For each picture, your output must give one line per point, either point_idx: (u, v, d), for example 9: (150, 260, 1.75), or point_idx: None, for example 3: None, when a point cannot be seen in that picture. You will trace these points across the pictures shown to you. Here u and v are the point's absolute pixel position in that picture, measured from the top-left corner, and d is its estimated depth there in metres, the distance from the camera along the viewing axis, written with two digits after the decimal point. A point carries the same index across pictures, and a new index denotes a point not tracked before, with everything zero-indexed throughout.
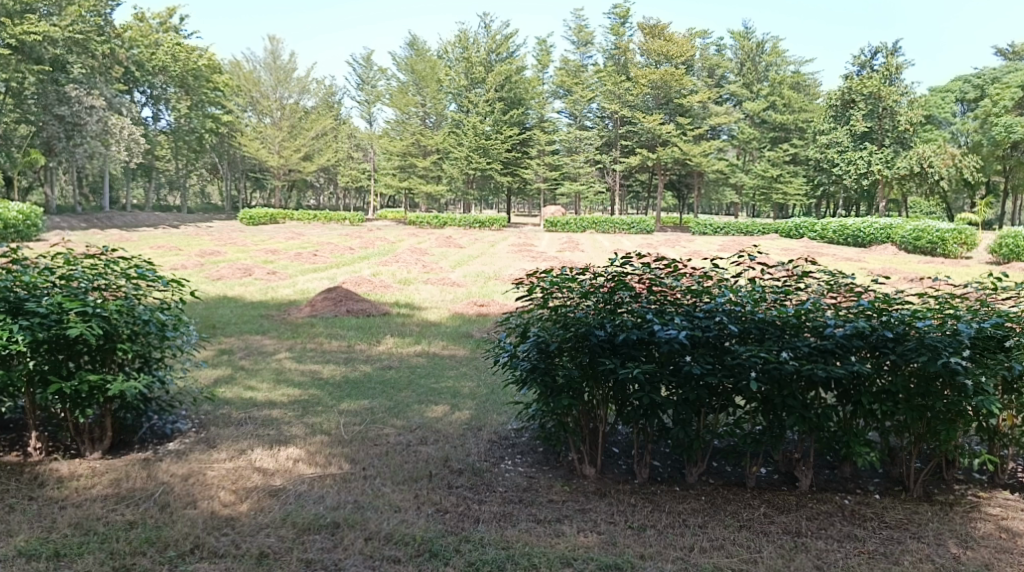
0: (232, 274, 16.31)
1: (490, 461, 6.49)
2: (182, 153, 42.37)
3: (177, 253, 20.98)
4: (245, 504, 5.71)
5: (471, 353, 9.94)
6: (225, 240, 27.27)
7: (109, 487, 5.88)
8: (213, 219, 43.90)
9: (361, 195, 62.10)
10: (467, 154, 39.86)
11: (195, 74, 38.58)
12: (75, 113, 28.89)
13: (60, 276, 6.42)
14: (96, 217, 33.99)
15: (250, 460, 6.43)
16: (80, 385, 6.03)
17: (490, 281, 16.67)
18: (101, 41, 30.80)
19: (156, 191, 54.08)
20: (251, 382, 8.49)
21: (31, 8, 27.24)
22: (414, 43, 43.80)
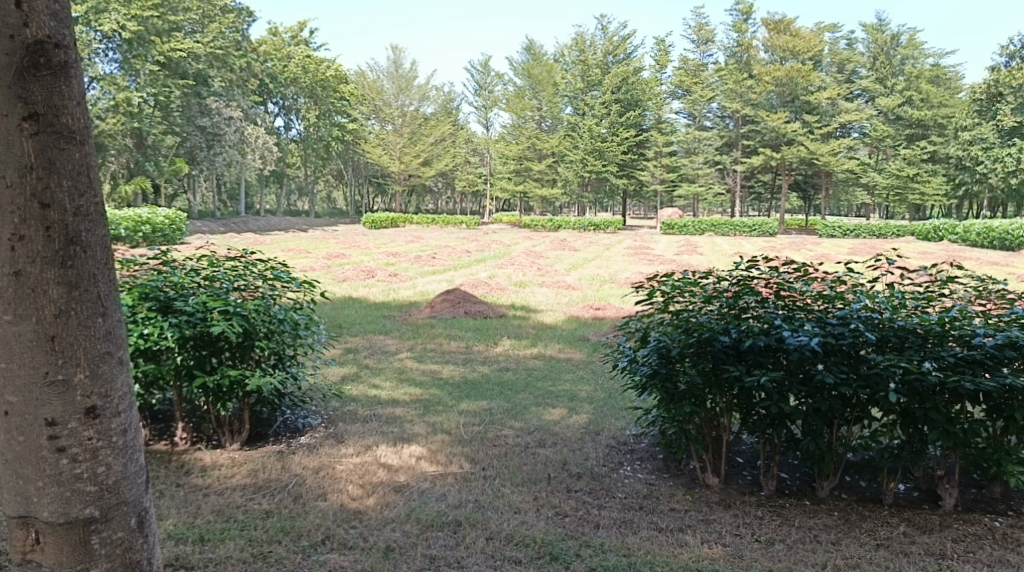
0: (355, 276, 16.86)
1: (609, 466, 6.47)
2: (311, 161, 44.12)
3: (305, 255, 21.88)
4: (371, 498, 5.89)
5: (587, 357, 9.93)
6: (349, 244, 28.24)
7: (248, 477, 6.19)
8: (338, 223, 45.56)
9: (478, 198, 63.12)
10: (582, 157, 40.07)
11: (323, 84, 40.06)
12: (216, 124, 30.63)
13: (205, 277, 6.81)
14: (233, 222, 35.75)
15: (376, 456, 6.63)
16: (220, 379, 6.35)
17: (607, 285, 16.60)
18: (239, 55, 32.80)
19: (286, 197, 56.52)
20: (376, 380, 8.75)
21: (177, 27, 29.27)
22: (531, 48, 44.06)
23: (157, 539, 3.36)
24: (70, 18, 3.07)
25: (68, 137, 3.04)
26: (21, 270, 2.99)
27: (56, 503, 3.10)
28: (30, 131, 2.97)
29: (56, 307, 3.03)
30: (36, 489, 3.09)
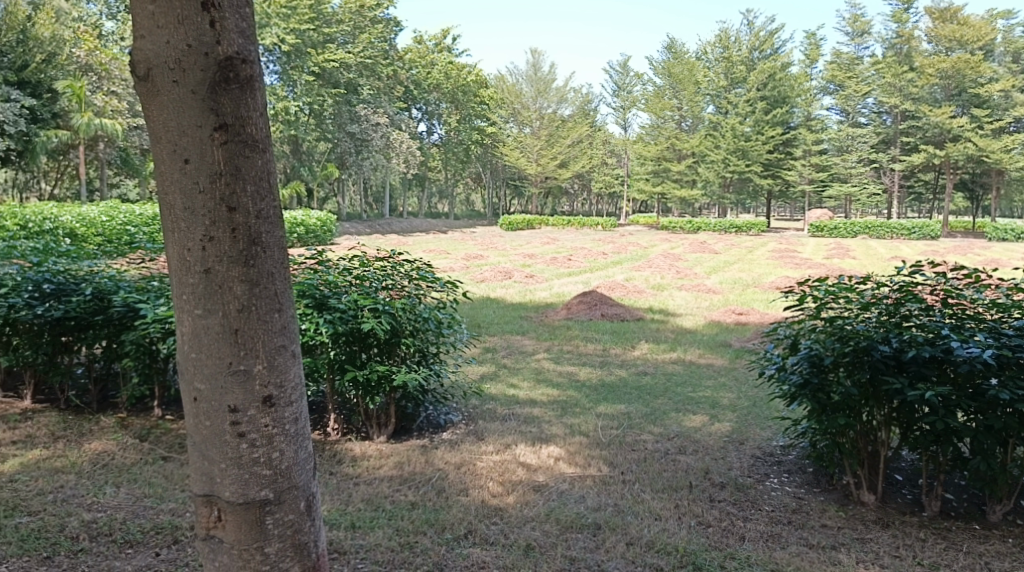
0: (493, 277, 17.14)
1: (755, 477, 6.31)
2: (451, 164, 45.21)
3: (445, 256, 22.43)
4: (512, 496, 5.99)
5: (730, 363, 9.71)
6: (487, 244, 28.73)
7: (394, 469, 6.43)
8: (476, 225, 46.43)
9: (616, 200, 62.81)
10: (724, 157, 39.44)
11: (464, 89, 40.80)
12: (364, 130, 31.88)
13: (356, 277, 7.12)
14: (378, 223, 37.11)
15: (515, 454, 6.74)
16: (370, 373, 6.63)
17: (750, 289, 16.15)
18: (386, 63, 33.92)
19: (427, 198, 58.11)
20: (514, 380, 8.89)
21: (331, 38, 30.68)
22: (672, 47, 43.27)
23: (325, 534, 3.46)
24: (258, 35, 3.20)
25: (252, 145, 3.16)
26: (210, 269, 3.14)
27: (235, 485, 3.24)
28: (220, 140, 3.11)
29: (239, 303, 3.17)
30: (219, 470, 3.24)
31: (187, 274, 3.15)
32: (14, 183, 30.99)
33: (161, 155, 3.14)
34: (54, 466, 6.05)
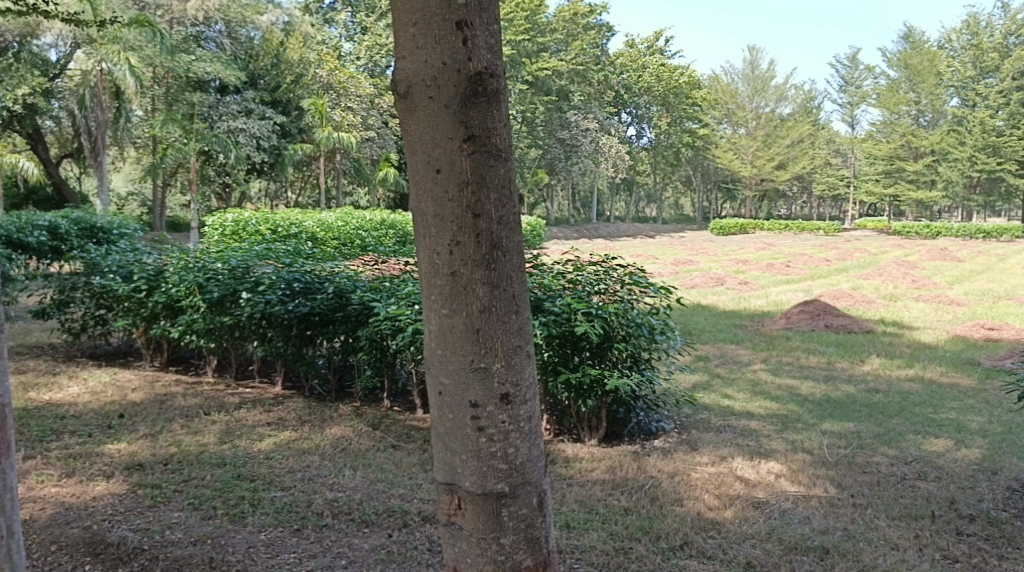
0: (705, 283, 16.81)
1: (1010, 513, 5.77)
2: (661, 167, 44.86)
3: (655, 261, 22.25)
4: (730, 510, 5.86)
5: (978, 384, 8.91)
6: (699, 249, 28.19)
7: (607, 473, 6.47)
8: (686, 229, 45.70)
9: (838, 203, 59.49)
10: (970, 155, 36.27)
11: (675, 91, 39.94)
12: (574, 136, 32.39)
13: (570, 280, 7.25)
14: (589, 228, 37.51)
15: (732, 468, 6.57)
16: (583, 376, 6.69)
17: (1002, 302, 14.69)
18: (597, 69, 34.18)
19: (636, 202, 57.97)
20: (729, 390, 8.66)
21: (544, 47, 31.72)
22: (909, 36, 40.41)
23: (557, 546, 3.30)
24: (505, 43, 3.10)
25: (498, 152, 3.06)
26: (456, 271, 3.05)
27: (475, 475, 3.13)
28: (468, 150, 3.02)
29: (484, 305, 3.06)
30: (461, 461, 3.14)
31: (435, 275, 3.07)
32: (264, 193, 34.39)
33: (413, 162, 3.08)
34: (301, 447, 6.65)
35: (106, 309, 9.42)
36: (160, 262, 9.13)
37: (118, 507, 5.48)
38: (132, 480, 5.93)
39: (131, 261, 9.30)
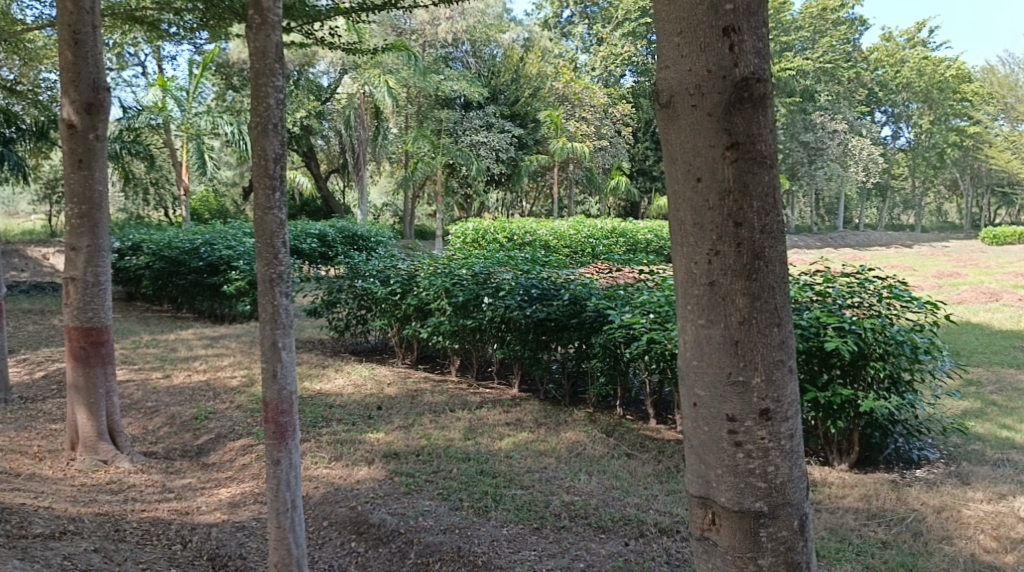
0: (975, 299, 15.34)
1: None
2: (921, 171, 41.60)
3: (914, 273, 20.65)
4: (1010, 555, 5.28)
5: None
6: (966, 261, 25.79)
7: (861, 501, 6.06)
8: (950, 238, 42.04)
9: None
10: None
11: (940, 86, 37.04)
12: (820, 139, 31.29)
13: (820, 293, 6.89)
14: (836, 237, 35.57)
15: (1012, 507, 5.92)
16: (833, 397, 6.27)
17: None
18: (848, 66, 32.74)
19: (890, 209, 54.16)
20: (1007, 420, 7.81)
21: (788, 47, 31.40)
22: None
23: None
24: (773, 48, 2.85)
25: (762, 161, 2.83)
26: (715, 282, 2.83)
27: (732, 492, 2.89)
28: (731, 159, 2.81)
29: (742, 315, 2.82)
30: (717, 475, 2.91)
31: (693, 285, 2.87)
32: (505, 203, 35.79)
33: (673, 172, 2.90)
34: (539, 448, 6.82)
35: (365, 309, 10.20)
36: (411, 267, 9.74)
37: (376, 491, 5.90)
38: (389, 467, 6.37)
39: (387, 266, 10.01)
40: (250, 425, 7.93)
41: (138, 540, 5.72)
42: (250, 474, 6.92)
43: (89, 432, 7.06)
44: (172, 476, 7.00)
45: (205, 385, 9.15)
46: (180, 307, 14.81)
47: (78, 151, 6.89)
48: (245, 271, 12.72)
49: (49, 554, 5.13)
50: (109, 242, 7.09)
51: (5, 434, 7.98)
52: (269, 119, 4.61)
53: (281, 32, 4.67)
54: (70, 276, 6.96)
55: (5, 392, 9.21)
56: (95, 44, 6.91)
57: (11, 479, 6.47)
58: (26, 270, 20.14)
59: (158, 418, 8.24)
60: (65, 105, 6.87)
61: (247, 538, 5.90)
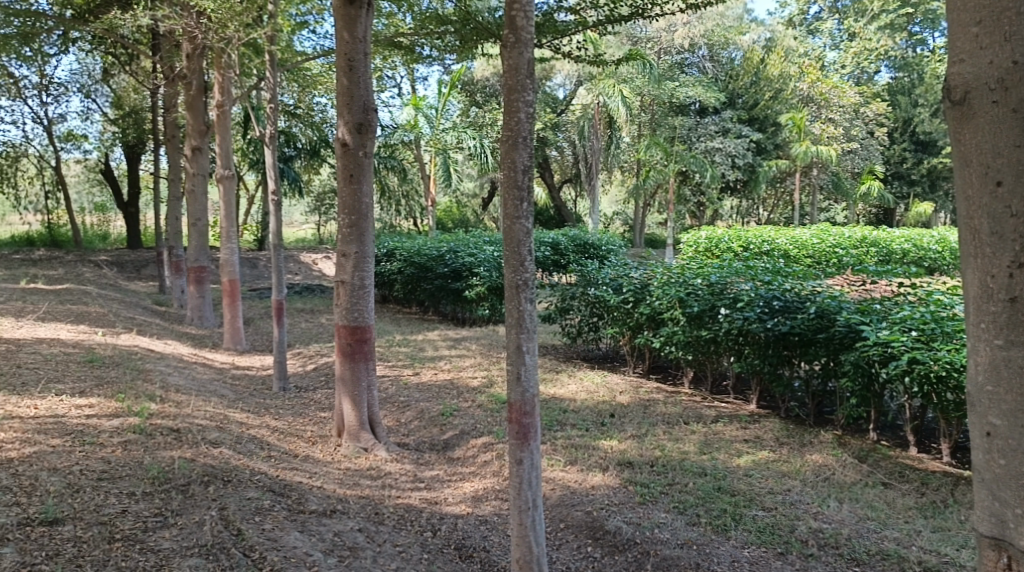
0: None
1: None
2: None
3: None
4: None
5: None
6: None
7: None
8: None
9: None
10: None
11: None
12: None
13: None
14: None
15: None
16: None
17: None
18: None
19: None
20: None
21: None
22: None
23: None
24: None
25: None
26: (1013, 298, 3.10)
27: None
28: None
29: None
30: (1014, 516, 3.17)
31: (987, 301, 3.16)
32: (742, 211, 34.69)
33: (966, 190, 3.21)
34: (783, 469, 6.50)
35: (597, 317, 10.22)
36: (645, 276, 9.63)
37: (611, 498, 5.89)
38: (624, 475, 6.33)
39: (620, 274, 9.96)
40: (491, 424, 8.23)
41: (396, 524, 6.29)
42: (492, 471, 7.22)
43: (353, 422, 7.70)
44: (422, 466, 7.47)
45: (450, 384, 9.60)
46: (426, 309, 15.72)
47: (350, 167, 7.48)
48: (486, 277, 13.42)
49: (324, 529, 5.91)
50: (374, 248, 7.64)
51: (282, 418, 8.90)
52: (520, 134, 4.79)
53: (534, 48, 4.79)
54: (340, 279, 7.59)
55: (282, 380, 10.19)
56: (366, 69, 7.50)
57: (289, 459, 7.26)
58: (297, 273, 22.35)
59: (409, 412, 8.76)
60: (340, 125, 7.51)
61: (490, 531, 6.27)
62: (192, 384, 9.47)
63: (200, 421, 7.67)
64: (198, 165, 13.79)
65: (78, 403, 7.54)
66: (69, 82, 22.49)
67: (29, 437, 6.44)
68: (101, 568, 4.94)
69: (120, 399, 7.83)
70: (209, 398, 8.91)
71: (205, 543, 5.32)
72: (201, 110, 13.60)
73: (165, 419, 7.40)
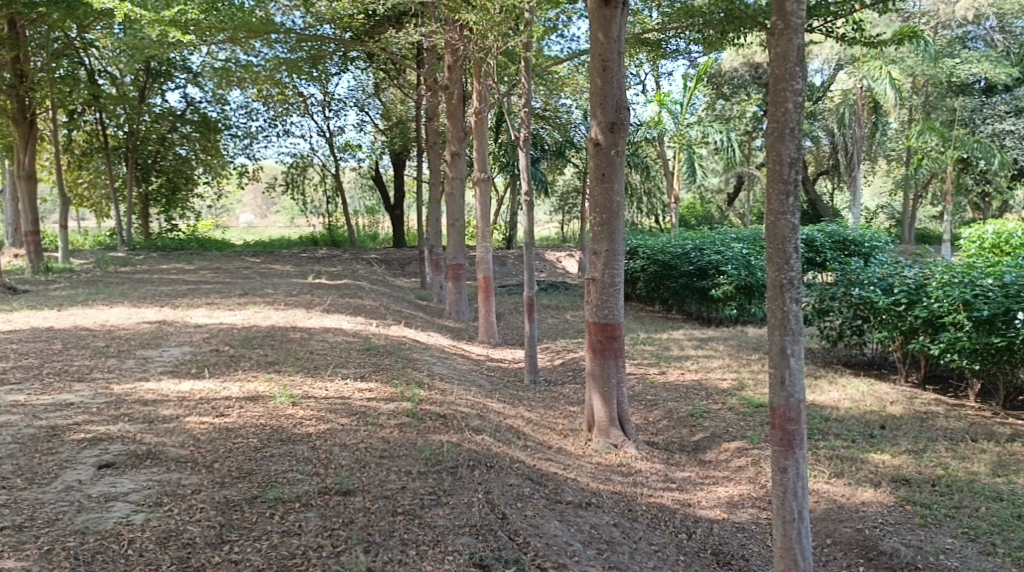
0: None
1: None
2: None
3: None
4: None
5: None
6: None
7: None
8: None
9: None
10: None
11: None
12: None
13: None
14: None
15: None
16: None
17: None
18: None
19: None
20: None
21: None
22: None
23: None
24: None
25: None
26: None
27: None
28: None
29: None
30: None
31: None
32: None
33: None
34: None
35: (862, 320, 9.72)
36: (920, 275, 9.05)
37: (887, 518, 5.93)
38: (899, 493, 6.24)
39: (890, 274, 9.41)
40: (745, 429, 8.16)
41: (650, 522, 6.48)
42: (747, 478, 7.21)
43: (603, 418, 7.94)
44: (673, 467, 7.55)
45: (698, 385, 9.57)
46: (669, 308, 15.64)
47: (602, 166, 7.70)
48: (734, 276, 13.31)
49: (582, 521, 6.23)
50: (624, 246, 7.81)
51: (536, 410, 9.33)
52: (787, 125, 5.01)
53: (803, 34, 4.98)
54: (591, 276, 7.82)
55: (533, 374, 10.68)
56: (620, 68, 7.67)
57: (544, 450, 7.62)
58: (543, 271, 23.09)
59: (657, 411, 8.84)
60: (594, 124, 7.74)
61: (748, 540, 6.32)
62: (455, 374, 10.21)
63: (463, 409, 8.24)
64: (457, 169, 14.66)
65: (359, 387, 8.39)
66: (347, 98, 24.97)
67: (322, 415, 7.27)
68: (389, 538, 5.49)
69: (394, 384, 8.62)
70: (470, 388, 9.56)
71: (475, 524, 5.74)
72: (460, 117, 14.47)
73: (432, 405, 8.03)
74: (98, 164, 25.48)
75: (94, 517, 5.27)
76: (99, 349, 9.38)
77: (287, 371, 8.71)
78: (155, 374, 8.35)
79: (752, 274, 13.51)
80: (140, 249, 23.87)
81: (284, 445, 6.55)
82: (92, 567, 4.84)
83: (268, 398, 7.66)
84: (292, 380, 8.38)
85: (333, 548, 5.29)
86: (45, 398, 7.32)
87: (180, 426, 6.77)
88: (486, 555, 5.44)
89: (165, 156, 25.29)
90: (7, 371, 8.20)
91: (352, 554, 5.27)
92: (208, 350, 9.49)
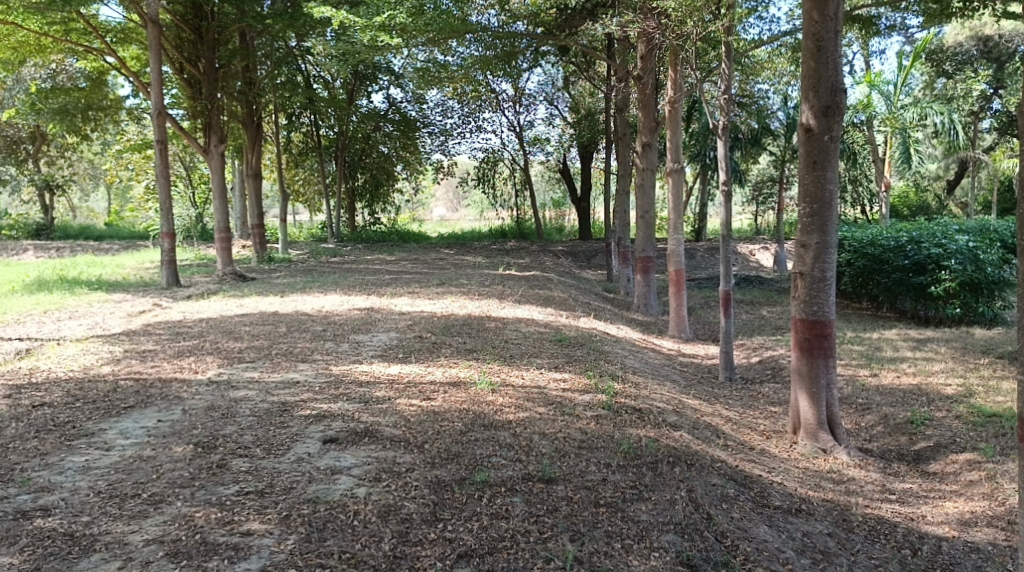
0: None
1: None
2: None
3: None
4: None
5: None
6: None
7: None
8: None
9: None
10: None
11: None
12: None
13: None
14: None
15: None
16: None
17: None
18: None
19: None
20: None
21: None
22: None
23: None
24: None
25: None
26: None
27: None
28: None
29: None
30: None
31: None
32: None
33: None
34: None
35: None
36: None
37: None
38: None
39: None
40: (976, 440, 7.54)
41: (868, 534, 6.15)
42: (981, 493, 6.68)
43: (811, 420, 7.57)
44: (892, 477, 7.10)
45: (917, 389, 8.94)
46: (879, 305, 14.69)
47: (814, 153, 7.33)
48: (958, 271, 12.48)
49: (793, 528, 6.02)
50: (837, 238, 7.38)
51: (734, 409, 9.07)
52: None
53: None
54: (800, 271, 7.46)
55: (730, 371, 10.39)
56: (836, 48, 7.26)
57: (746, 451, 7.38)
58: (736, 265, 22.41)
59: (870, 416, 8.33)
60: (805, 110, 7.38)
61: (984, 561, 5.87)
62: (648, 368, 10.11)
63: (659, 403, 8.16)
64: (648, 160, 14.43)
65: (554, 377, 8.50)
66: (537, 93, 25.36)
67: (520, 403, 7.42)
68: (594, 529, 5.50)
69: (588, 375, 8.66)
70: (664, 383, 9.44)
71: (679, 522, 5.66)
72: (653, 107, 14.22)
73: (628, 398, 7.99)
74: (312, 162, 27.44)
75: (322, 489, 5.66)
76: (318, 333, 10.05)
77: (486, 359, 8.95)
78: (367, 358, 8.84)
79: (979, 269, 12.68)
80: (347, 241, 25.50)
81: (487, 430, 6.74)
82: (324, 534, 5.19)
83: (469, 384, 7.91)
84: (491, 368, 8.63)
85: (539, 535, 5.37)
86: (275, 376, 7.97)
87: (392, 407, 7.13)
88: (694, 555, 5.38)
89: (370, 154, 26.76)
90: (242, 351, 8.98)
91: (559, 541, 5.34)
92: (413, 337, 9.93)
